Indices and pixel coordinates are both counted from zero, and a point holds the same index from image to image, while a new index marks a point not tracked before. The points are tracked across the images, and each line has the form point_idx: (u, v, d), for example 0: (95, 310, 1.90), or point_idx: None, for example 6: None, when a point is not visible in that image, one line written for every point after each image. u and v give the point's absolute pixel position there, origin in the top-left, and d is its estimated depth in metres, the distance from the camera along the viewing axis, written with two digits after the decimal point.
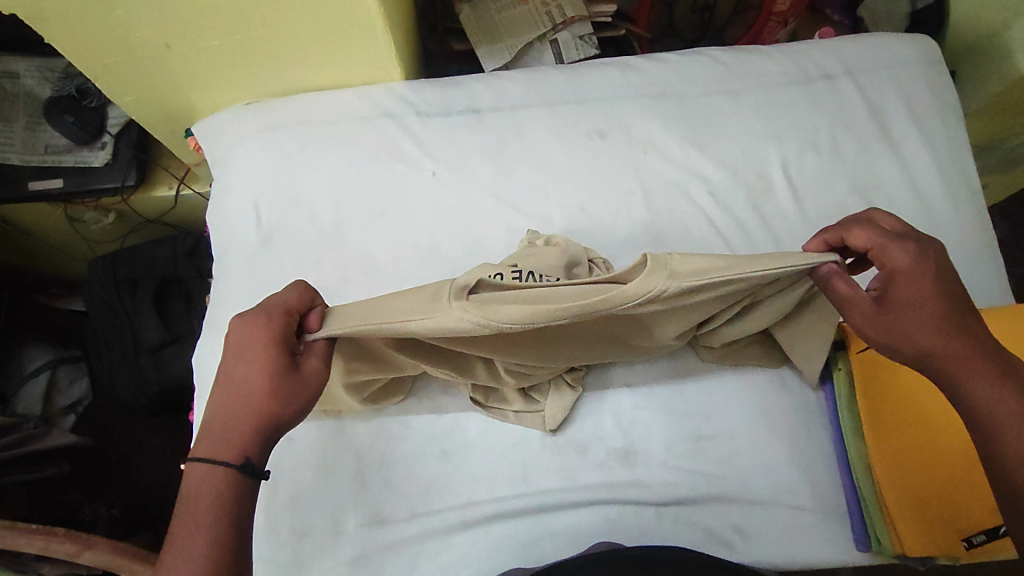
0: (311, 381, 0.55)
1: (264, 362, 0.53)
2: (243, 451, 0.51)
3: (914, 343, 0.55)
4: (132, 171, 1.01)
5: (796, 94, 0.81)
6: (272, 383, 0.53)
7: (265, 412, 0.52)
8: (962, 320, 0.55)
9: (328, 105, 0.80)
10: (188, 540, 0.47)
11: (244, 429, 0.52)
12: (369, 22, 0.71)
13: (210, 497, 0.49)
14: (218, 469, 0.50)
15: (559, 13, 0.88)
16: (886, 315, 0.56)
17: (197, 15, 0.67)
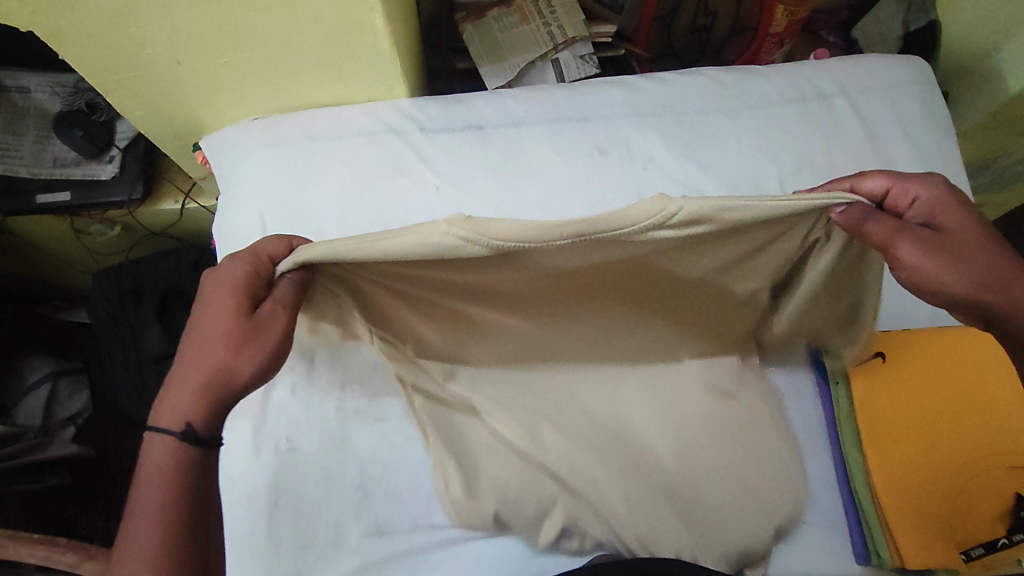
0: (269, 324, 0.54)
1: (231, 303, 0.54)
2: (184, 417, 0.52)
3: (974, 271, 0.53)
4: (138, 184, 1.02)
5: (793, 112, 0.83)
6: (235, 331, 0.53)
7: (218, 359, 0.53)
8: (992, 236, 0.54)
9: (335, 121, 0.82)
10: (139, 524, 0.49)
11: (184, 392, 0.52)
12: (375, 40, 0.73)
13: (161, 478, 0.50)
14: (163, 435, 0.51)
15: (560, 33, 0.90)
16: (944, 240, 0.54)
17: (210, 32, 0.69)
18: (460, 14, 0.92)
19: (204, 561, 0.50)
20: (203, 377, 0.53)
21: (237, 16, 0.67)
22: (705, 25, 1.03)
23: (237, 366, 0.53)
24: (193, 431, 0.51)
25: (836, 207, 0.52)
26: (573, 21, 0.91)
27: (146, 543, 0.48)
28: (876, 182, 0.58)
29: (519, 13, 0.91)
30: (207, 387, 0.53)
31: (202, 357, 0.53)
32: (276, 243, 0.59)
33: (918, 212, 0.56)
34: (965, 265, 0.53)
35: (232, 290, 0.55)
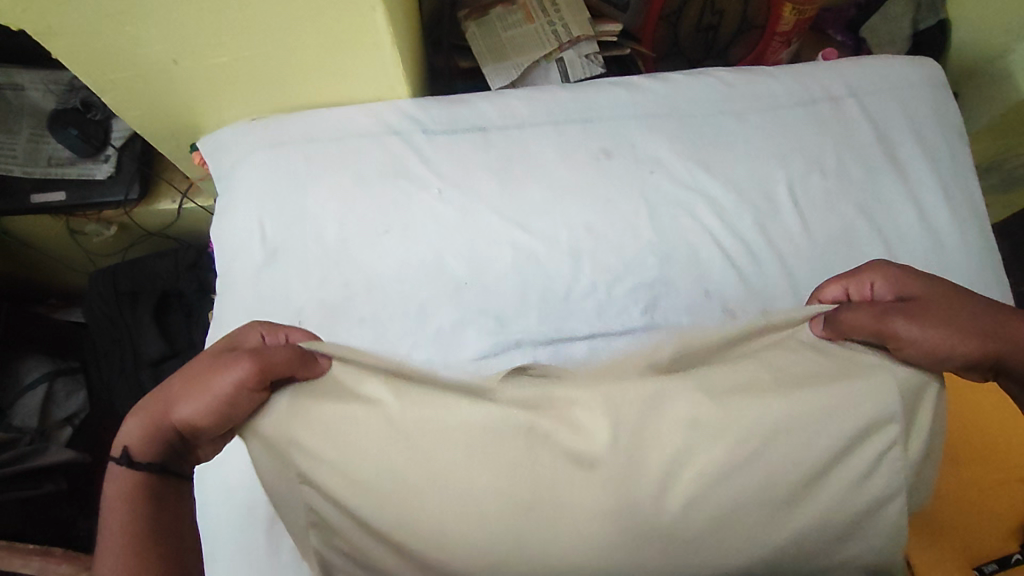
0: (210, 368, 0.50)
1: (209, 352, 0.54)
2: (124, 442, 0.51)
3: (960, 323, 0.52)
4: (135, 185, 1.01)
5: (801, 115, 0.81)
6: (194, 380, 0.51)
7: (167, 393, 0.52)
8: (968, 296, 0.55)
9: (335, 122, 0.80)
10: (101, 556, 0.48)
11: (131, 421, 0.52)
12: (376, 40, 0.72)
13: (118, 510, 0.49)
14: (114, 466, 0.51)
15: (564, 32, 0.88)
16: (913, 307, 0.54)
17: (207, 31, 0.67)
18: (463, 12, 0.90)
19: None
20: (155, 423, 0.51)
21: (234, 14, 0.65)
22: (711, 24, 1.02)
23: (184, 403, 0.50)
24: (128, 457, 0.50)
25: (813, 321, 0.57)
26: (579, 20, 0.89)
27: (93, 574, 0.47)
28: (836, 286, 0.62)
29: (523, 11, 0.89)
30: (155, 423, 0.51)
31: (159, 400, 0.52)
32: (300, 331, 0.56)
33: (887, 291, 0.58)
34: (945, 324, 0.52)
35: (207, 357, 0.53)
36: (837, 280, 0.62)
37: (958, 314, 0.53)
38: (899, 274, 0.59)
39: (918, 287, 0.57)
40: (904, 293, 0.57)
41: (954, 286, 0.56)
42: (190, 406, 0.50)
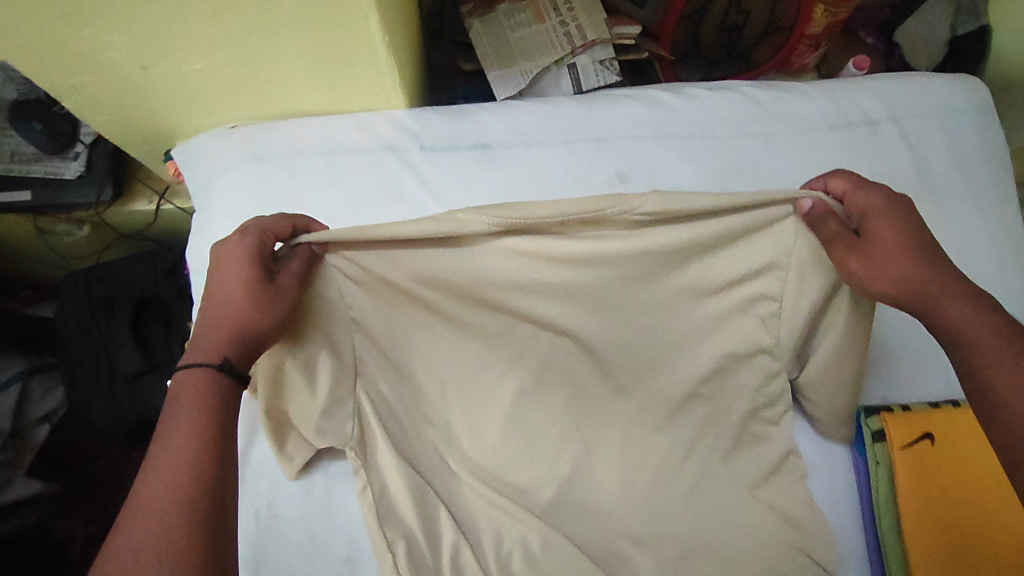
0: (283, 290, 0.53)
1: (245, 272, 0.53)
2: (220, 353, 0.51)
3: (899, 271, 0.52)
4: (106, 186, 0.93)
5: (835, 138, 0.74)
6: (255, 298, 0.52)
7: (242, 317, 0.52)
8: (936, 253, 0.53)
9: (325, 134, 0.73)
10: (165, 456, 0.45)
11: (218, 337, 0.52)
12: (370, 48, 0.64)
13: (186, 425, 0.47)
14: (198, 371, 0.49)
15: (577, 35, 0.80)
16: (869, 243, 0.53)
17: (178, 34, 0.59)
18: (467, 9, 0.83)
19: (214, 520, 0.44)
20: (235, 339, 0.52)
21: (208, 16, 0.57)
22: (736, 24, 0.93)
23: (263, 322, 0.52)
24: (230, 365, 0.50)
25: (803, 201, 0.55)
26: (593, 21, 0.81)
27: (165, 489, 0.44)
28: (837, 182, 0.57)
29: (534, 9, 0.81)
30: (239, 338, 0.52)
31: (224, 319, 0.52)
32: (277, 221, 0.57)
33: (872, 201, 0.55)
34: (884, 255, 0.52)
35: (246, 272, 0.53)
36: (831, 177, 0.58)
37: (903, 246, 0.52)
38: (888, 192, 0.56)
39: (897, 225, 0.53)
40: (884, 211, 0.54)
41: (919, 225, 0.54)
42: (263, 320, 0.52)
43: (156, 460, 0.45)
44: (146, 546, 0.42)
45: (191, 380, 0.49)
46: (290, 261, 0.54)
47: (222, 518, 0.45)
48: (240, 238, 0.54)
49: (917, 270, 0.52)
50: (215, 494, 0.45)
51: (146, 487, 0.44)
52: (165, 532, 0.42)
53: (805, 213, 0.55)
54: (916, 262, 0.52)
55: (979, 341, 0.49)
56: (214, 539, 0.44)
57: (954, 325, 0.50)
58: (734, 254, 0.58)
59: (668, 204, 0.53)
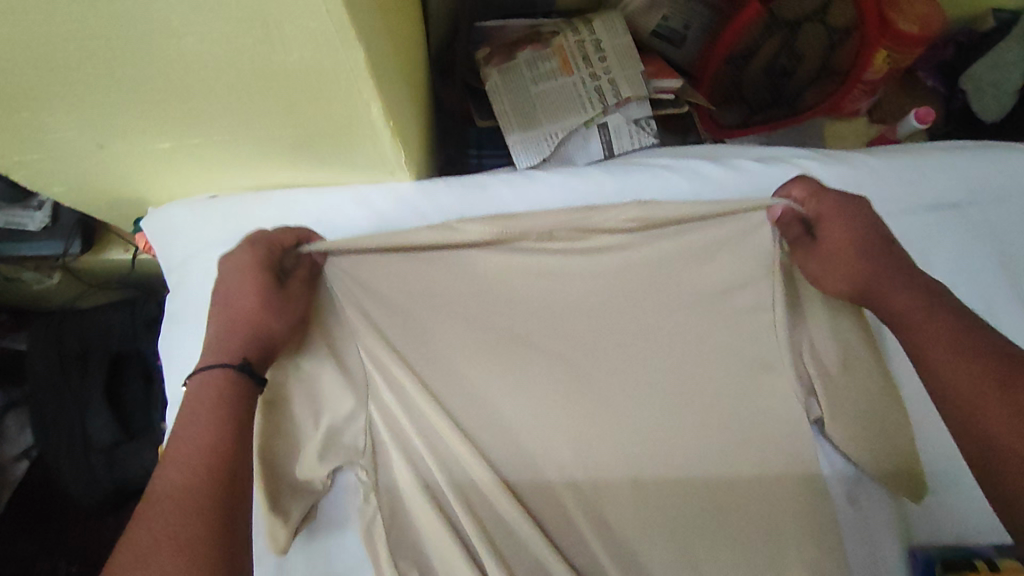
0: (298, 296, 0.55)
1: (255, 281, 0.53)
2: (238, 354, 0.51)
3: (850, 279, 0.54)
4: (77, 237, 0.83)
5: (907, 224, 0.64)
6: (266, 302, 0.53)
7: (257, 322, 0.53)
8: (893, 258, 0.53)
9: (317, 210, 0.63)
10: (173, 467, 0.46)
11: (236, 341, 0.52)
12: (371, 134, 0.53)
13: (203, 421, 0.47)
14: (215, 373, 0.50)
15: (611, 91, 0.69)
16: (824, 252, 0.56)
17: (139, 117, 0.49)
18: (484, 54, 0.72)
19: (227, 513, 0.44)
20: (247, 342, 0.52)
21: (175, 102, 0.46)
22: (786, 69, 0.82)
23: (273, 326, 0.53)
24: (250, 367, 0.50)
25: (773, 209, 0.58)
26: (629, 75, 0.70)
27: (183, 479, 0.45)
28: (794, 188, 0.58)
29: (560, 57, 0.70)
30: (252, 342, 0.52)
31: (236, 326, 0.52)
32: (280, 230, 0.57)
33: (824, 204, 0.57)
34: (837, 255, 0.55)
35: (258, 275, 0.53)
36: (795, 180, 0.58)
37: (857, 245, 0.54)
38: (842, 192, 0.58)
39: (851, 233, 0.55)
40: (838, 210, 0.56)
41: (876, 230, 0.54)
42: (274, 325, 0.53)
43: (174, 454, 0.46)
44: (163, 537, 0.42)
45: (206, 380, 0.50)
46: (297, 267, 0.56)
47: (234, 511, 0.45)
48: (245, 244, 0.55)
49: (867, 268, 0.53)
50: (232, 488, 0.46)
51: (164, 478, 0.45)
52: (181, 524, 0.43)
53: (776, 219, 0.59)
54: (865, 260, 0.54)
55: (924, 329, 0.50)
56: (225, 530, 0.44)
57: (901, 316, 0.52)
58: (725, 262, 0.59)
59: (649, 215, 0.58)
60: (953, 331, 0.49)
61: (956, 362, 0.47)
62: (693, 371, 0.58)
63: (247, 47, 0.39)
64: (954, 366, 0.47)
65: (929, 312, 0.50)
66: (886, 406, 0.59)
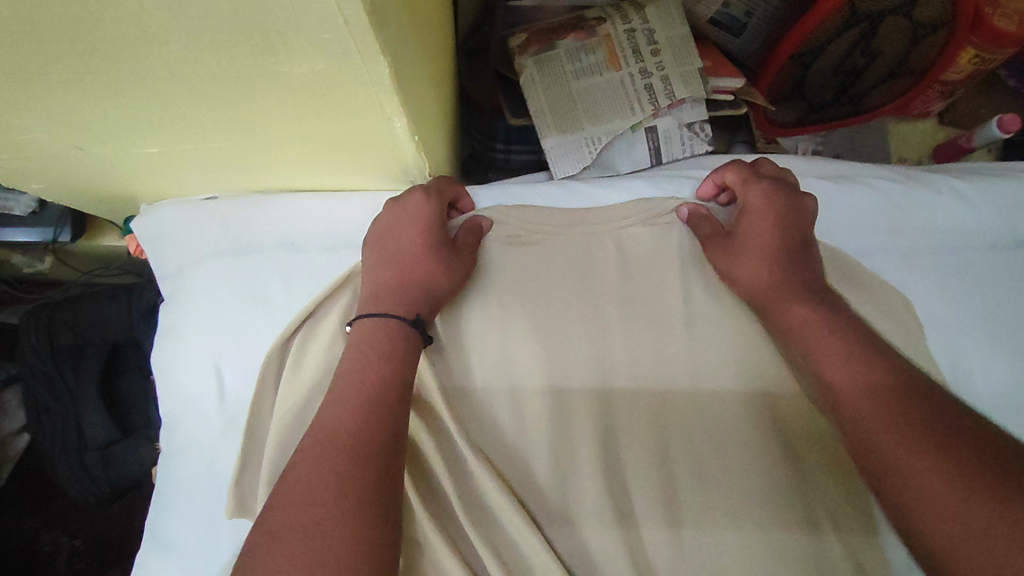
0: (469, 256, 0.51)
1: (433, 237, 0.49)
2: (415, 308, 0.47)
3: (753, 277, 0.49)
4: (65, 226, 0.77)
5: (999, 260, 0.56)
6: (445, 260, 0.49)
7: (432, 278, 0.48)
8: (805, 264, 0.49)
9: (326, 219, 0.55)
10: (312, 463, 0.37)
11: (410, 287, 0.48)
12: (389, 146, 0.45)
13: (345, 405, 0.40)
14: (386, 325, 0.45)
15: (664, 90, 0.61)
16: (735, 243, 0.51)
17: (122, 123, 0.41)
18: (518, 41, 0.62)
19: (390, 487, 0.38)
20: (419, 297, 0.48)
21: (161, 110, 0.39)
22: (857, 66, 0.73)
23: (443, 283, 0.49)
24: (424, 327, 0.46)
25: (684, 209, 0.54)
26: (685, 72, 0.61)
27: (351, 432, 0.39)
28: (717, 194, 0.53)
29: (606, 49, 0.62)
30: (422, 297, 0.48)
31: (410, 273, 0.48)
32: (442, 181, 0.53)
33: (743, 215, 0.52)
34: (746, 255, 0.50)
35: (434, 228, 0.50)
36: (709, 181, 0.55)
37: (768, 246, 0.49)
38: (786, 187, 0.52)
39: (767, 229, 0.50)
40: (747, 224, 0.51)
41: (795, 229, 0.50)
42: (449, 287, 0.49)
43: (318, 439, 0.39)
44: (316, 533, 0.34)
45: (371, 337, 0.44)
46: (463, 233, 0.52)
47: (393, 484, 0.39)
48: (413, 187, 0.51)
49: (778, 277, 0.48)
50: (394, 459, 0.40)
51: (308, 464, 0.37)
52: (345, 484, 0.37)
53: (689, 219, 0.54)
54: (774, 265, 0.48)
55: (823, 347, 0.43)
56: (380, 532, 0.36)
57: (805, 332, 0.45)
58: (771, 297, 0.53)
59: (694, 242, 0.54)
60: (875, 380, 0.40)
61: (851, 380, 0.41)
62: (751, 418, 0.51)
63: (241, 55, 0.32)
64: (880, 427, 0.38)
65: (840, 333, 0.44)
66: None
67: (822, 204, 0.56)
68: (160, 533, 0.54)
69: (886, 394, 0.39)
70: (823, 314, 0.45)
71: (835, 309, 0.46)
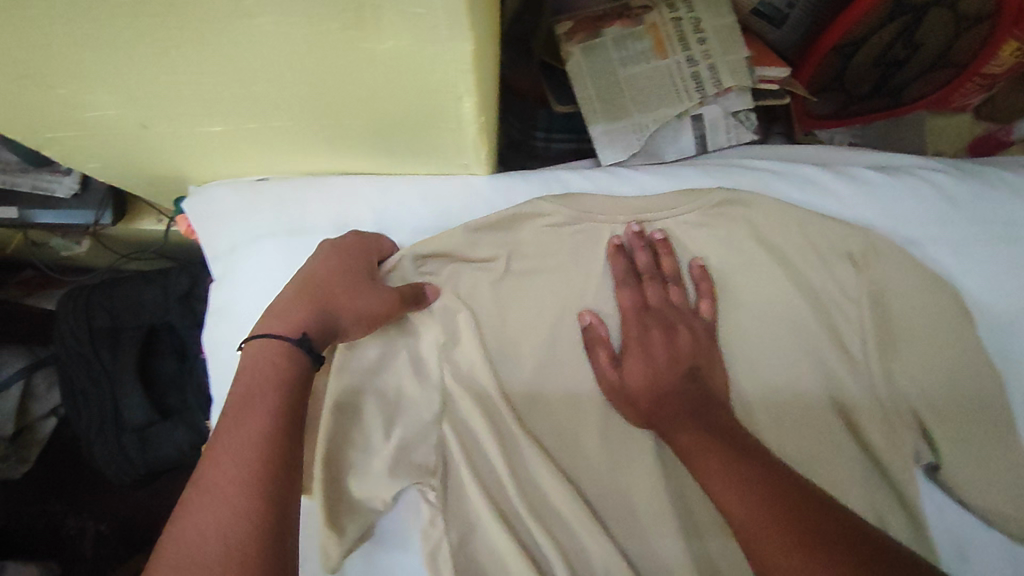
0: (379, 290, 0.49)
1: (339, 278, 0.48)
2: (301, 325, 0.45)
3: (649, 409, 0.51)
4: (107, 208, 0.78)
5: None
6: (348, 286, 0.48)
7: (325, 298, 0.47)
8: (687, 384, 0.50)
9: (378, 201, 0.56)
10: (196, 509, 0.36)
11: (299, 307, 0.45)
12: (450, 128, 0.45)
13: (228, 442, 0.38)
14: (269, 347, 0.43)
15: (711, 79, 0.61)
16: (628, 385, 0.52)
17: (193, 101, 0.42)
18: (565, 28, 0.63)
19: (284, 524, 0.36)
20: (316, 310, 0.46)
21: (235, 88, 0.40)
22: (898, 59, 0.73)
23: (345, 307, 0.47)
24: (308, 344, 0.44)
25: (587, 315, 0.54)
26: (732, 61, 0.61)
27: (239, 468, 0.37)
28: (624, 296, 0.53)
29: (654, 37, 0.62)
30: (321, 315, 0.46)
31: (299, 296, 0.46)
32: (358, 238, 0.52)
33: (635, 333, 0.53)
34: (638, 371, 0.51)
35: (343, 269, 0.49)
36: (624, 255, 0.54)
37: (658, 367, 0.51)
38: (682, 311, 0.53)
39: (656, 355, 0.52)
40: (640, 343, 0.52)
41: (686, 344, 0.52)
42: (349, 308, 0.47)
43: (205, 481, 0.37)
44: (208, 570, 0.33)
45: (262, 353, 0.43)
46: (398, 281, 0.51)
47: (287, 520, 0.37)
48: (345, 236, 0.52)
49: (664, 407, 0.50)
50: (292, 495, 0.38)
51: (188, 514, 0.35)
52: (232, 524, 0.35)
53: (594, 324, 0.54)
54: (658, 381, 0.51)
55: (715, 477, 0.44)
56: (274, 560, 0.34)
57: (693, 461, 0.46)
58: (819, 289, 0.55)
59: (745, 235, 0.55)
60: (773, 504, 0.39)
61: (743, 509, 0.40)
62: (787, 400, 0.54)
63: (329, 29, 0.32)
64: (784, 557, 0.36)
65: (722, 455, 0.45)
66: (1009, 453, 0.51)
67: (871, 193, 0.56)
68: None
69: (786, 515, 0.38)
70: (704, 441, 0.46)
71: (714, 431, 0.47)
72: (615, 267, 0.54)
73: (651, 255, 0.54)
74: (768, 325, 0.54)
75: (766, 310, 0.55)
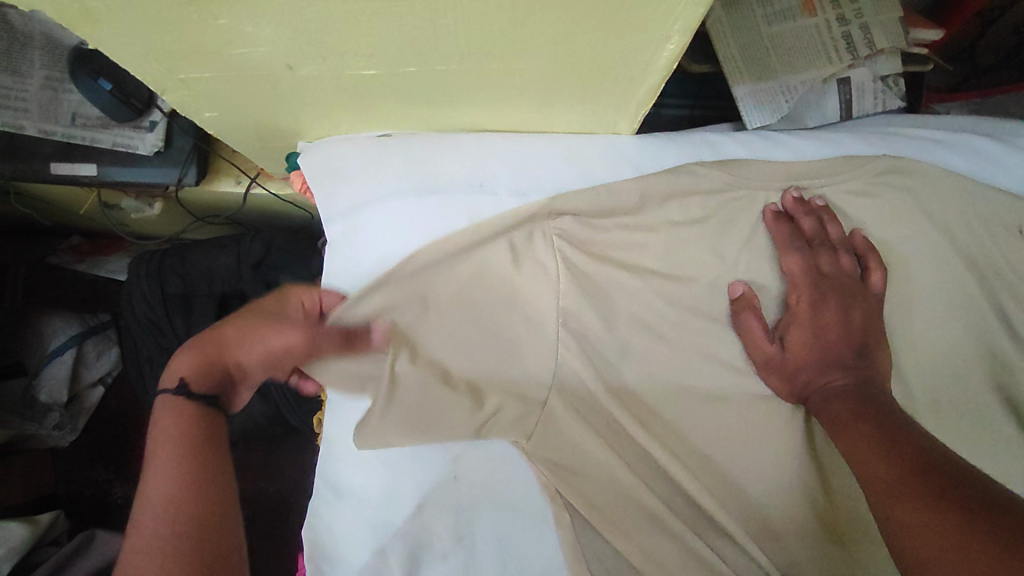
0: (266, 335, 0.44)
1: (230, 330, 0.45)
2: (183, 373, 0.43)
3: (811, 379, 0.46)
4: (190, 166, 0.72)
5: None
6: (237, 334, 0.45)
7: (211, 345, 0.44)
8: (852, 351, 0.46)
9: (518, 157, 0.52)
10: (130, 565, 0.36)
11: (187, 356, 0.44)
12: (632, 73, 0.41)
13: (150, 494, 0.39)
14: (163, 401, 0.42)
15: (864, 40, 0.57)
16: (787, 355, 0.48)
17: (360, 38, 0.38)
18: None
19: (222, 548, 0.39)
20: (203, 361, 0.44)
21: (422, 20, 0.36)
22: None
23: (237, 355, 0.44)
24: (185, 392, 0.42)
25: (740, 285, 0.50)
26: (884, 21, 0.57)
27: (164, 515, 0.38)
28: (791, 263, 0.50)
29: None
30: (206, 364, 0.44)
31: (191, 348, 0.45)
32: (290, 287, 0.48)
33: (803, 300, 0.49)
34: (800, 339, 0.48)
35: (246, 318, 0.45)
36: (786, 220, 0.51)
37: (825, 333, 0.47)
38: (853, 281, 0.49)
39: (825, 318, 0.47)
40: (808, 311, 0.48)
41: (847, 310, 0.48)
42: (239, 355, 0.44)
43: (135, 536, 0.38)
44: None
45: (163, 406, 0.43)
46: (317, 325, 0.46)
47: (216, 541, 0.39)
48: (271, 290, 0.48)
49: (830, 376, 0.45)
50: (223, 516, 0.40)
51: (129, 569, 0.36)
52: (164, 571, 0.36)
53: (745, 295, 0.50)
54: (822, 346, 0.47)
55: (862, 450, 0.39)
56: None
57: (843, 435, 0.41)
58: (985, 264, 0.52)
59: (909, 209, 0.52)
60: (917, 470, 0.35)
61: (887, 478, 0.36)
62: (950, 382, 0.50)
63: None
64: (926, 523, 0.32)
65: (874, 425, 0.40)
66: None
67: None
68: (331, 480, 0.53)
69: (928, 482, 0.34)
70: (859, 410, 0.41)
71: (865, 402, 0.42)
72: (779, 232, 0.51)
73: (815, 222, 0.51)
74: (936, 300, 0.51)
75: (935, 285, 0.51)
